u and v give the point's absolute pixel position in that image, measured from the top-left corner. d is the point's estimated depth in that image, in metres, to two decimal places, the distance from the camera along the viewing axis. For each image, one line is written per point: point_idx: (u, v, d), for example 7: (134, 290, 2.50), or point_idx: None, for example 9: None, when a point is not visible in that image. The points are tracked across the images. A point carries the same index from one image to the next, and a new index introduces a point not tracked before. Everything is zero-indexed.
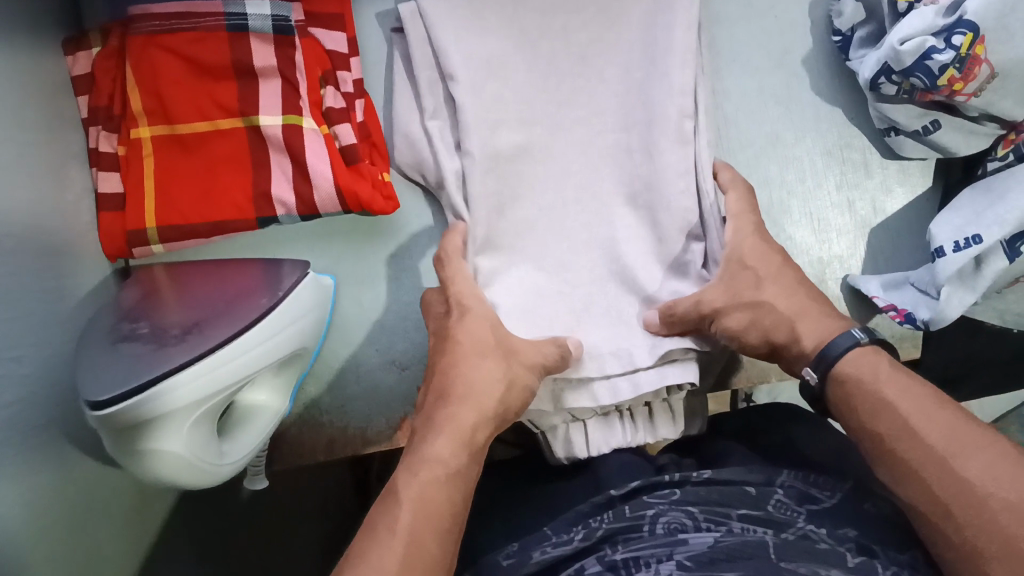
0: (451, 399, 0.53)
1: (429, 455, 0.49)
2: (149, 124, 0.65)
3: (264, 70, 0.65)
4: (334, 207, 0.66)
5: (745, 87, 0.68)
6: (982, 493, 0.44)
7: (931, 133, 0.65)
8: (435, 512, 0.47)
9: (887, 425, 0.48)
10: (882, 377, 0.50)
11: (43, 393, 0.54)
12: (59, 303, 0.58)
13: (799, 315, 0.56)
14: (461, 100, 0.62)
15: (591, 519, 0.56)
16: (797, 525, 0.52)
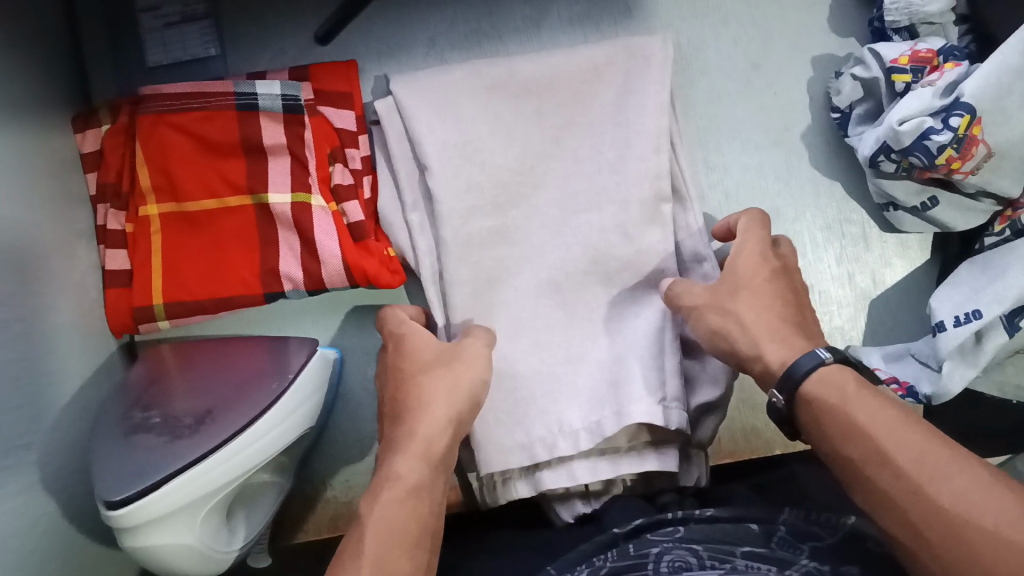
0: (407, 425, 0.51)
1: (392, 492, 0.48)
2: (157, 201, 0.65)
3: (273, 148, 0.65)
4: (342, 283, 0.66)
5: (744, 163, 0.70)
6: (965, 502, 0.42)
7: (929, 209, 0.66)
8: (406, 569, 0.45)
9: (858, 451, 0.46)
10: (843, 392, 0.47)
11: (49, 478, 0.54)
12: (67, 386, 0.58)
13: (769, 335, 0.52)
14: (438, 193, 0.63)
15: (596, 558, 0.54)
16: (800, 565, 0.50)
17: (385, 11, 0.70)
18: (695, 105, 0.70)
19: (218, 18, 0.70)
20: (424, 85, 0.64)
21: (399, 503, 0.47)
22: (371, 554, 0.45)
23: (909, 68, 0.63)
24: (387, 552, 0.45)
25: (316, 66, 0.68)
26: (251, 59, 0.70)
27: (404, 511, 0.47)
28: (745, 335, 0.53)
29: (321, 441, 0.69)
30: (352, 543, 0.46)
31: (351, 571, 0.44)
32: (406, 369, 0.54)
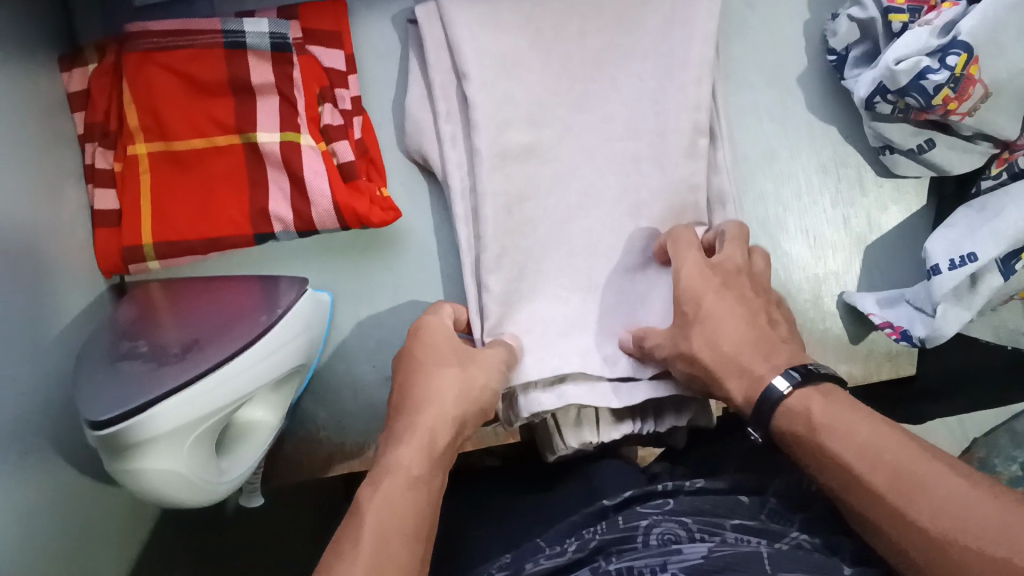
0: (411, 416, 0.52)
1: (395, 482, 0.48)
2: (146, 142, 0.64)
3: (262, 88, 0.65)
4: (332, 224, 0.66)
5: (739, 105, 0.69)
6: (938, 505, 0.43)
7: (927, 151, 0.65)
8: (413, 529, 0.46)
9: (831, 476, 0.47)
10: (810, 416, 0.49)
11: (37, 413, 0.53)
12: (54, 323, 0.57)
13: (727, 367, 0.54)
14: (473, 96, 0.62)
15: (585, 531, 0.57)
16: (791, 535, 0.54)
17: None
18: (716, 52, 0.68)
19: None
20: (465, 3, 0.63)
21: (407, 481, 0.48)
22: (378, 516, 0.45)
23: (906, 8, 0.62)
24: (399, 511, 0.46)
25: (304, 5, 0.67)
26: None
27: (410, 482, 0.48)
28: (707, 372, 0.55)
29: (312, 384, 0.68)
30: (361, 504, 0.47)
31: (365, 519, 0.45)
32: (431, 349, 0.56)
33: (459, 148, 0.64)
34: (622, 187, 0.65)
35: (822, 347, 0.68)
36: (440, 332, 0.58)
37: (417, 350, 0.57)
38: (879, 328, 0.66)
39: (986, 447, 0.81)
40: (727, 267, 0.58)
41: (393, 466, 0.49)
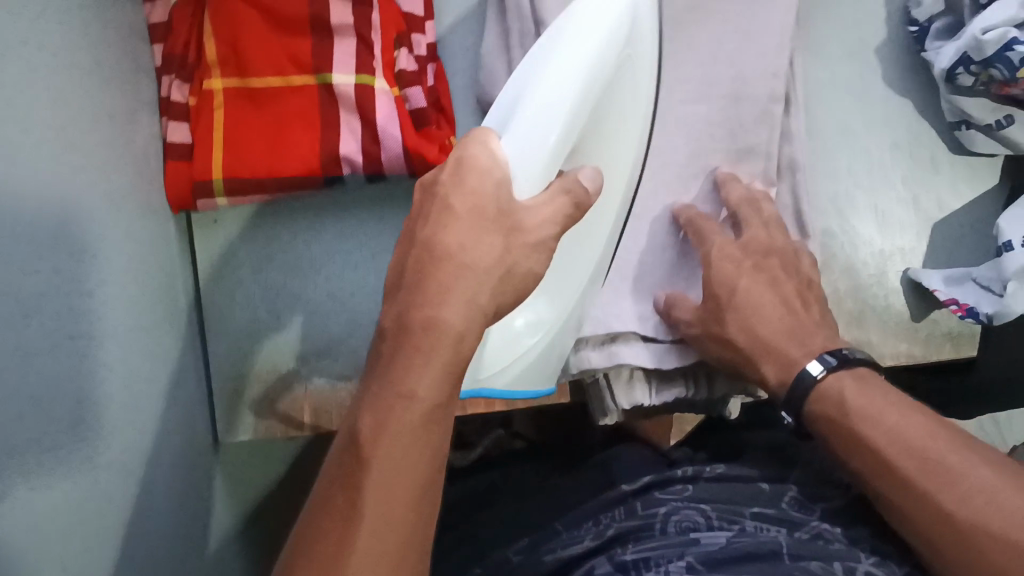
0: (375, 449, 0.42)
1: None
2: (222, 76, 0.65)
3: (340, 28, 0.64)
4: (400, 170, 0.66)
5: (817, 75, 0.67)
6: (964, 485, 0.50)
7: (1004, 128, 0.64)
8: (401, 544, 0.41)
9: (861, 459, 0.54)
10: (846, 401, 0.55)
11: (107, 338, 0.53)
12: (126, 250, 0.58)
13: (765, 351, 0.60)
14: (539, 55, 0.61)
15: (602, 515, 0.63)
16: (810, 525, 0.59)
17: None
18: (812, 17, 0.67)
19: None
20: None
21: (404, 423, 0.42)
22: (371, 473, 0.41)
23: None
24: (386, 463, 0.41)
25: None
26: None
27: (382, 457, 0.41)
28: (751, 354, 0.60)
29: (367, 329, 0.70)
30: (324, 496, 0.42)
31: (317, 526, 0.42)
32: (444, 286, 0.43)
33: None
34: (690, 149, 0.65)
35: (882, 324, 0.68)
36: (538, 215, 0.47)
37: (459, 228, 0.44)
38: (944, 304, 0.66)
39: None
40: (757, 247, 0.62)
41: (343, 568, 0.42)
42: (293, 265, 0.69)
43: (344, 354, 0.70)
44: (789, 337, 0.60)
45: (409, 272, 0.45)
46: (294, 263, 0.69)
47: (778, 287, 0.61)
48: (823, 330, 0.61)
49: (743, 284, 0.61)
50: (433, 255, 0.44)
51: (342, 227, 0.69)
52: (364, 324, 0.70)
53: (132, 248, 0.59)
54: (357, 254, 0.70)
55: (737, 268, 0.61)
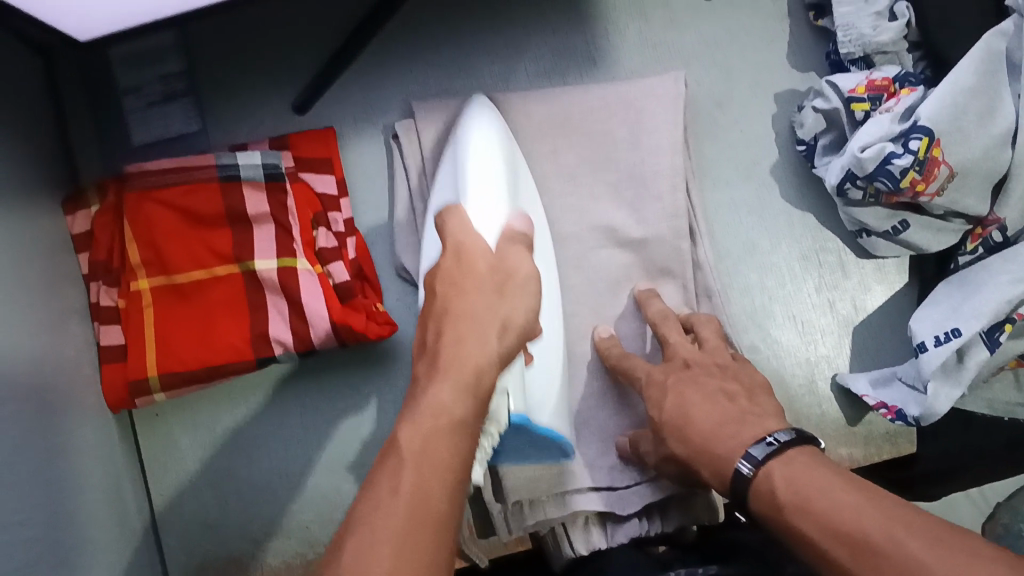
0: (399, 458, 0.41)
1: (432, 419, 0.42)
2: (148, 276, 0.67)
3: (257, 217, 0.67)
4: (331, 343, 0.67)
5: (717, 199, 0.72)
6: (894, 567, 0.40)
7: (901, 233, 0.67)
8: (440, 525, 0.39)
9: (805, 553, 0.45)
10: (775, 496, 0.47)
11: (47, 555, 0.52)
12: (65, 458, 0.57)
13: (713, 441, 0.53)
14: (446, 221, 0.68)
15: None
16: None
17: (366, 65, 0.72)
18: (705, 143, 0.72)
19: (197, 93, 0.71)
20: (440, 117, 0.70)
21: (436, 426, 0.42)
22: (405, 478, 0.40)
23: (867, 97, 0.66)
24: (421, 460, 0.41)
25: (295, 135, 0.70)
26: (231, 133, 0.72)
27: (418, 452, 0.41)
28: (697, 454, 0.54)
29: (316, 504, 0.70)
30: (367, 486, 0.41)
31: (360, 514, 0.39)
32: (466, 333, 0.46)
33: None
34: (610, 281, 0.69)
35: (820, 430, 0.70)
36: (521, 265, 0.52)
37: (461, 316, 0.47)
38: (875, 408, 0.67)
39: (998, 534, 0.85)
40: (675, 362, 0.61)
41: (395, 445, 0.42)
42: (236, 447, 0.70)
43: (294, 533, 0.69)
44: (720, 431, 0.53)
45: (430, 343, 0.47)
46: (239, 446, 0.70)
47: (704, 387, 0.57)
48: (766, 413, 0.54)
49: (668, 396, 0.58)
50: (452, 316, 0.47)
51: (281, 404, 0.71)
52: (312, 499, 0.70)
53: (69, 454, 0.58)
54: (298, 431, 0.70)
55: (659, 386, 0.59)
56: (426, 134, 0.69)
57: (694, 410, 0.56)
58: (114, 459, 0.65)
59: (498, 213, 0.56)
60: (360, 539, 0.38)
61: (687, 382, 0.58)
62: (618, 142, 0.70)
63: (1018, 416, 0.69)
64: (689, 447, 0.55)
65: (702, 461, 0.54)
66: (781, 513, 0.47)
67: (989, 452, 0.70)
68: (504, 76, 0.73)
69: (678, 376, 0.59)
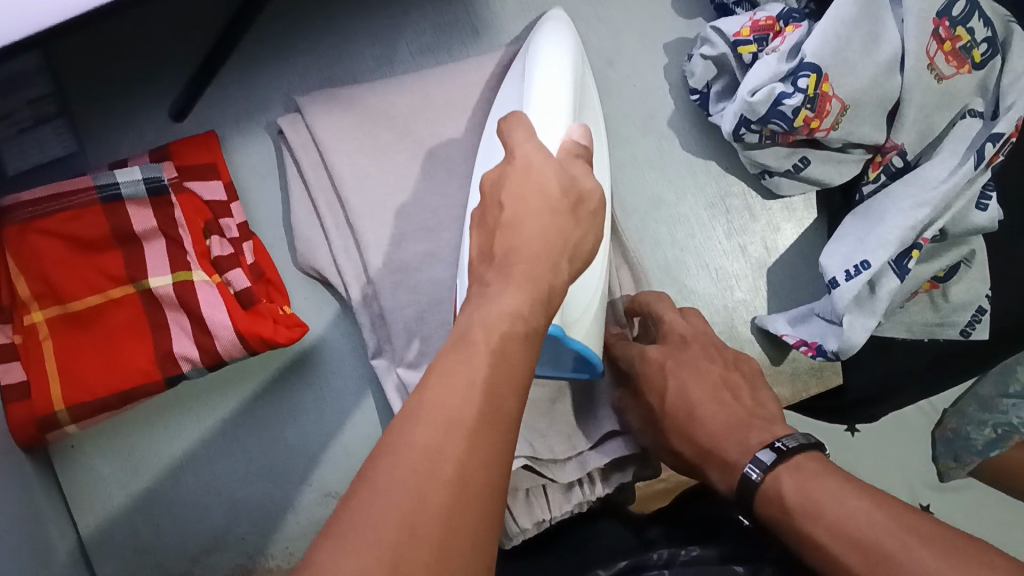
0: (465, 345, 0.38)
1: (504, 322, 0.39)
2: (41, 308, 0.64)
3: (146, 233, 0.65)
4: (240, 353, 0.66)
5: (620, 157, 0.71)
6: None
7: (803, 170, 0.67)
8: (500, 449, 0.36)
9: (817, 561, 0.48)
10: (784, 499, 0.51)
11: None
12: None
13: (724, 441, 0.56)
14: (359, 223, 0.67)
15: None
16: None
17: (240, 58, 0.70)
18: (602, 102, 0.71)
19: (69, 112, 0.68)
20: (330, 110, 0.68)
21: (512, 330, 0.39)
22: (479, 370, 0.36)
23: (753, 39, 0.64)
24: (497, 360, 0.37)
25: (175, 143, 0.67)
26: (110, 148, 0.69)
27: (494, 352, 0.37)
28: (705, 453, 0.57)
29: (250, 514, 0.68)
30: (419, 384, 0.36)
31: (432, 393, 0.36)
32: (527, 250, 0.43)
33: (355, 261, 0.68)
34: None
35: None
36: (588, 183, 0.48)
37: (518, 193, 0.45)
38: (795, 346, 0.67)
39: (946, 439, 0.90)
40: (675, 341, 0.63)
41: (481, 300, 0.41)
42: (161, 471, 0.68)
43: (232, 548, 0.68)
44: (728, 433, 0.57)
45: (496, 252, 0.44)
46: (164, 468, 0.68)
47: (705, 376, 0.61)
48: (773, 416, 0.57)
49: (668, 385, 0.61)
50: (521, 238, 0.43)
51: (200, 419, 0.69)
52: (246, 511, 0.68)
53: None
54: (221, 445, 0.69)
55: (661, 371, 0.61)
56: (318, 127, 0.67)
57: (689, 407, 0.59)
58: (32, 497, 0.62)
59: (563, 126, 0.52)
60: (417, 411, 0.35)
61: (688, 370, 0.61)
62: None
63: (937, 337, 0.70)
64: (697, 446, 0.58)
65: (710, 461, 0.57)
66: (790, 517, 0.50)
67: (916, 369, 0.72)
68: (386, 56, 0.72)
69: (687, 368, 0.61)
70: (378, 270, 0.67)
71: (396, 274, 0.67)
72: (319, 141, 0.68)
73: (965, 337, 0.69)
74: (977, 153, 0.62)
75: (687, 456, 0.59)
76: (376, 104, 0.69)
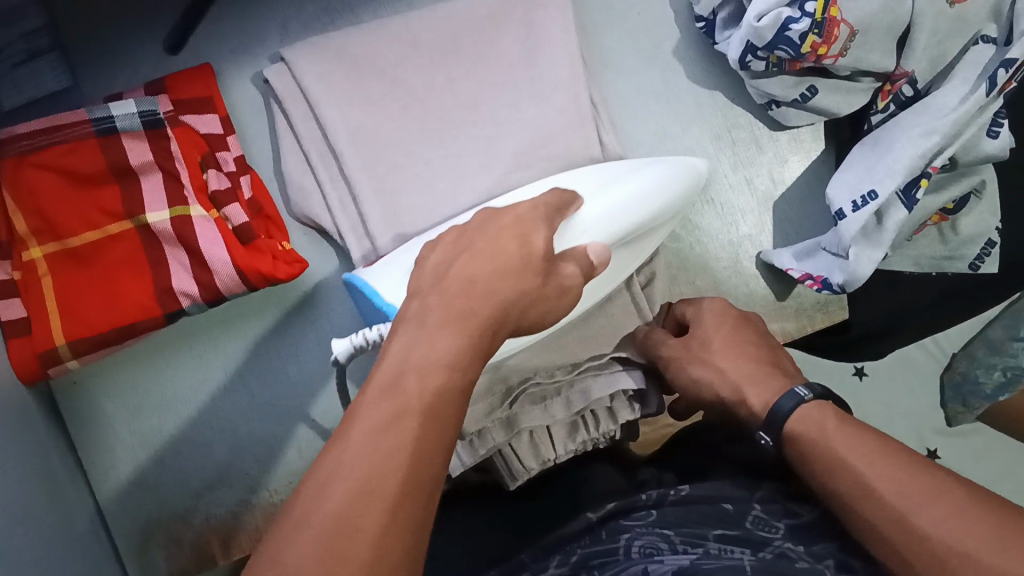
0: (407, 404, 0.38)
1: (433, 372, 0.40)
2: (41, 245, 0.63)
3: (142, 168, 0.64)
4: (240, 288, 0.65)
5: (622, 89, 0.70)
6: (934, 512, 0.45)
7: (810, 99, 0.66)
8: (431, 483, 0.37)
9: (839, 484, 0.50)
10: (826, 425, 0.52)
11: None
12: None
13: (748, 379, 0.58)
14: (354, 175, 0.65)
15: (570, 544, 0.56)
16: (775, 544, 0.51)
17: None
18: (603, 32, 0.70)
19: (63, 48, 0.67)
20: (317, 58, 0.65)
21: (447, 384, 0.40)
22: (411, 429, 0.37)
23: None
24: (429, 415, 0.38)
25: (169, 77, 0.67)
26: (108, 84, 0.68)
27: (426, 406, 0.38)
28: (731, 383, 0.58)
29: (255, 449, 0.69)
30: (338, 434, 0.38)
31: (353, 449, 0.36)
32: (473, 297, 0.44)
33: (351, 214, 0.67)
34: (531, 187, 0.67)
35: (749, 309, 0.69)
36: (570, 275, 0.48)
37: (475, 262, 0.46)
38: (801, 280, 0.67)
39: (955, 384, 0.89)
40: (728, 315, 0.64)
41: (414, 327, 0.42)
42: (163, 407, 0.68)
43: (237, 483, 0.68)
44: (762, 371, 0.58)
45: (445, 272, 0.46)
46: (167, 404, 0.68)
47: (751, 333, 0.62)
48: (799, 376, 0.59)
49: (717, 331, 0.61)
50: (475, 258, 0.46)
51: (201, 356, 0.69)
52: (249, 446, 0.69)
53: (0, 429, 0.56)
54: (224, 381, 0.69)
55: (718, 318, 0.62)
56: (304, 79, 0.65)
57: (732, 352, 0.60)
58: (36, 431, 0.62)
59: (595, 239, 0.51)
60: (347, 460, 0.36)
61: (738, 324, 0.62)
62: (514, 57, 0.68)
63: (945, 271, 0.69)
64: (735, 379, 0.58)
65: (746, 386, 0.58)
66: (822, 447, 0.51)
67: (920, 306, 0.70)
68: None
69: (748, 327, 0.62)
70: (375, 224, 0.65)
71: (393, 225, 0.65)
72: (306, 91, 0.65)
73: (975, 270, 0.69)
74: (989, 80, 0.59)
75: (720, 389, 0.59)
76: (369, 56, 0.66)
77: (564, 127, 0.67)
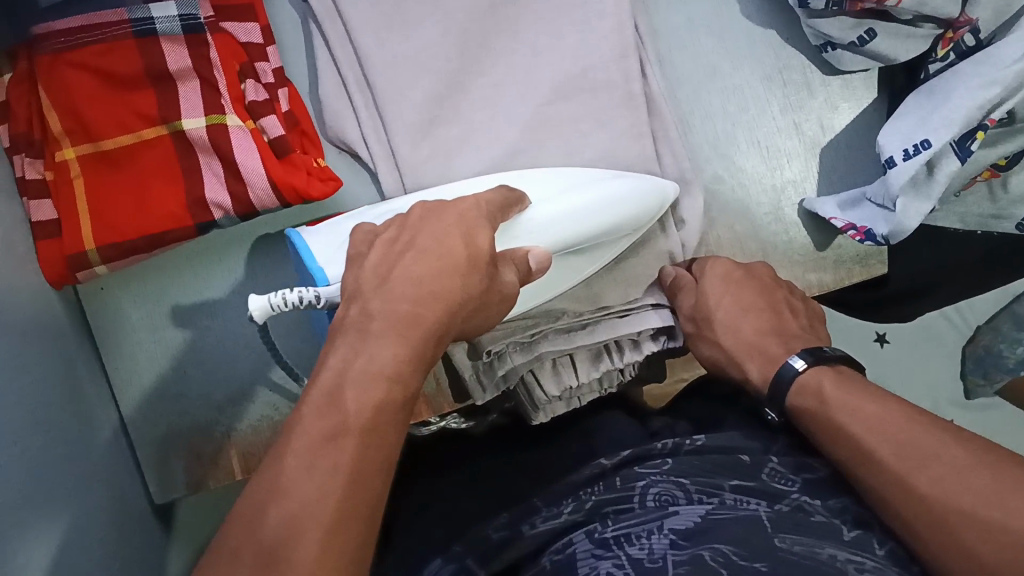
0: (345, 425, 0.37)
1: (373, 390, 0.39)
2: (73, 145, 0.62)
3: (181, 73, 0.63)
4: (274, 204, 0.65)
5: (674, 20, 0.69)
6: (940, 469, 0.46)
7: (868, 43, 0.64)
8: (369, 504, 0.37)
9: (844, 449, 0.50)
10: (822, 391, 0.53)
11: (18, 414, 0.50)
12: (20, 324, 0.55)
13: (750, 350, 0.60)
14: (388, 104, 0.64)
15: (582, 491, 0.54)
16: (792, 497, 0.51)
17: None
18: None
19: None
20: None
21: (388, 400, 0.39)
22: (348, 449, 0.37)
23: None
24: (366, 434, 0.38)
25: None
26: None
27: (364, 426, 0.38)
28: (731, 355, 0.61)
29: (277, 365, 0.68)
30: (275, 453, 0.37)
31: (287, 469, 0.36)
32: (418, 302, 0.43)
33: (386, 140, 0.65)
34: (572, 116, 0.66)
35: (786, 258, 0.68)
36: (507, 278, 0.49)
37: (425, 261, 0.45)
38: (843, 231, 0.65)
39: (978, 356, 0.88)
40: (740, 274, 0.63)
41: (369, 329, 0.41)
42: (188, 318, 0.68)
43: (258, 398, 0.68)
44: (774, 336, 0.60)
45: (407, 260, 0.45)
46: (192, 314, 0.68)
47: (763, 295, 0.63)
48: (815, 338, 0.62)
49: (725, 296, 0.62)
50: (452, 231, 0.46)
51: (229, 269, 0.68)
52: (272, 362, 0.68)
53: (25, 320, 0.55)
54: (250, 296, 0.68)
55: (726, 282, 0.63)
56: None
57: (737, 320, 0.61)
58: (62, 332, 0.62)
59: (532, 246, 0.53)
60: (280, 478, 0.36)
61: (747, 285, 0.63)
62: None
63: (992, 229, 0.69)
64: (743, 346, 0.60)
65: (748, 357, 0.60)
66: (819, 418, 0.52)
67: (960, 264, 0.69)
68: None
69: (766, 293, 0.63)
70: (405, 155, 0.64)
71: (427, 154, 0.64)
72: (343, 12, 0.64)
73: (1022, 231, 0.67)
74: None
75: (732, 356, 0.60)
76: None
77: (611, 54, 0.66)
